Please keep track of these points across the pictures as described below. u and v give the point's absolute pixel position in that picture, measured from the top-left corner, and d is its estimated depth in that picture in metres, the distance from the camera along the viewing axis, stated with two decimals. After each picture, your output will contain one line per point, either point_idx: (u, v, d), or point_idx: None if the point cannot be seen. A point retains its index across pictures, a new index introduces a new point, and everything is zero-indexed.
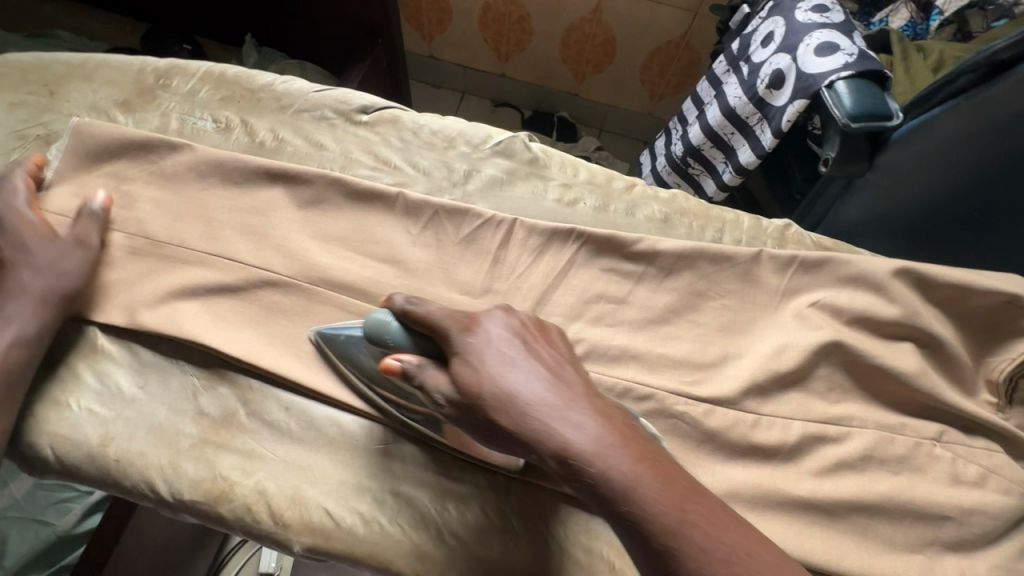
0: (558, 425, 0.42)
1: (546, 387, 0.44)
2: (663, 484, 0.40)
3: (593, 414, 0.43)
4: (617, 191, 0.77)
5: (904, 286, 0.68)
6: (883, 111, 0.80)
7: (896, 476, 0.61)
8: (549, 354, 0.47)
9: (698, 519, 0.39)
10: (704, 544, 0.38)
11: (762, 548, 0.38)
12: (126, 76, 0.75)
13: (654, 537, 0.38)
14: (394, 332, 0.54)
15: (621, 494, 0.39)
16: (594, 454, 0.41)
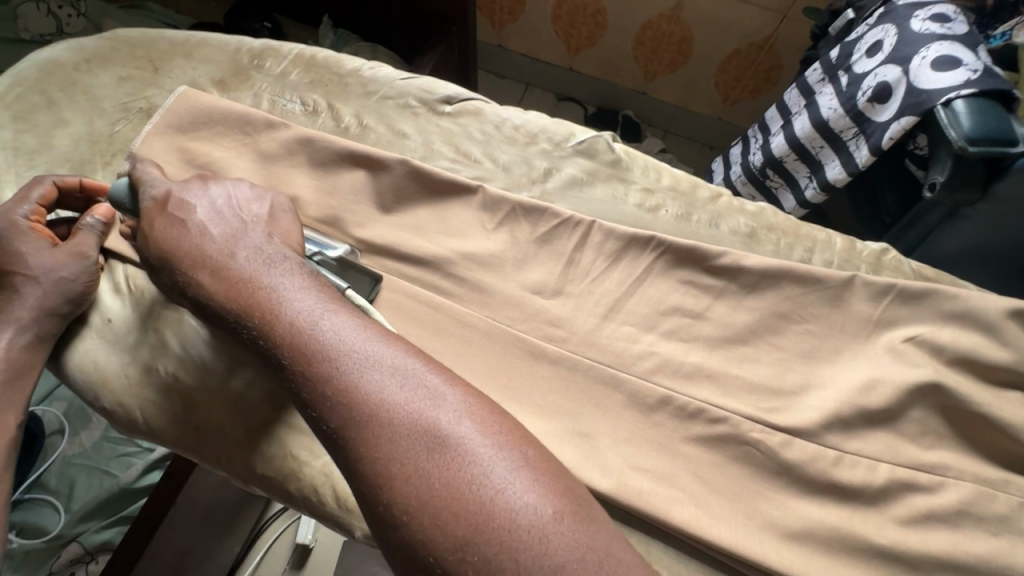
0: (210, 271, 0.50)
1: (216, 239, 0.52)
2: (315, 307, 0.47)
3: (257, 258, 0.51)
4: (700, 201, 0.73)
5: (1018, 329, 0.62)
6: (1007, 136, 0.73)
7: (994, 536, 0.56)
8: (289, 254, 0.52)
9: (372, 356, 0.44)
10: (337, 356, 0.44)
11: (406, 363, 0.44)
12: (223, 55, 0.76)
13: (285, 360, 0.45)
14: (123, 197, 0.60)
15: (260, 321, 0.46)
16: (242, 288, 0.48)
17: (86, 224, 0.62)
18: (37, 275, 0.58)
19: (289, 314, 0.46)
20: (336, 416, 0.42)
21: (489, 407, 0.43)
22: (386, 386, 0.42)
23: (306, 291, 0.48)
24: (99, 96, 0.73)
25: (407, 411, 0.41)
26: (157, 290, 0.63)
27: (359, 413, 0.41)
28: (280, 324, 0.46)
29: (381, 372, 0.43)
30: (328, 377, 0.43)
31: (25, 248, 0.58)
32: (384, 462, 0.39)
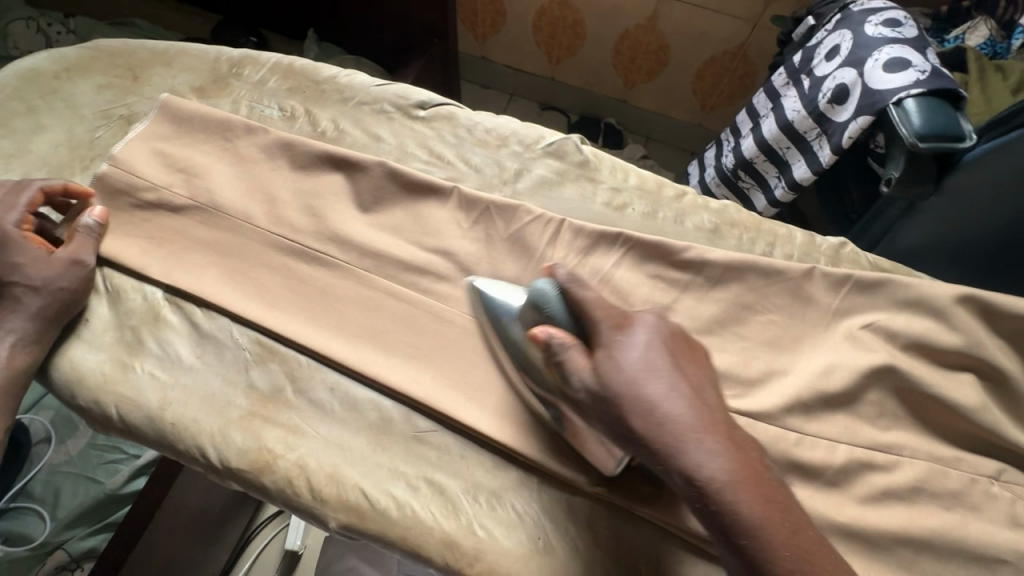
0: (652, 383, 0.47)
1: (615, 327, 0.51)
2: (670, 380, 0.47)
3: (622, 336, 0.50)
4: (666, 199, 0.76)
5: (967, 314, 0.64)
6: (956, 132, 0.77)
7: (947, 511, 0.58)
8: (707, 390, 0.48)
9: (693, 415, 0.46)
10: (683, 427, 0.45)
11: (711, 423, 0.46)
12: (202, 64, 0.79)
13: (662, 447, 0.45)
14: (551, 302, 0.55)
15: (623, 403, 0.47)
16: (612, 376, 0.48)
17: (84, 227, 0.64)
18: (37, 285, 0.59)
19: (686, 428, 0.45)
20: (729, 543, 0.43)
21: (823, 552, 0.43)
22: (723, 458, 0.44)
23: (668, 389, 0.47)
24: (82, 105, 0.75)
25: (720, 467, 0.44)
26: (135, 291, 0.65)
27: (748, 541, 0.42)
28: (673, 446, 0.45)
29: (740, 503, 0.43)
30: (731, 515, 0.43)
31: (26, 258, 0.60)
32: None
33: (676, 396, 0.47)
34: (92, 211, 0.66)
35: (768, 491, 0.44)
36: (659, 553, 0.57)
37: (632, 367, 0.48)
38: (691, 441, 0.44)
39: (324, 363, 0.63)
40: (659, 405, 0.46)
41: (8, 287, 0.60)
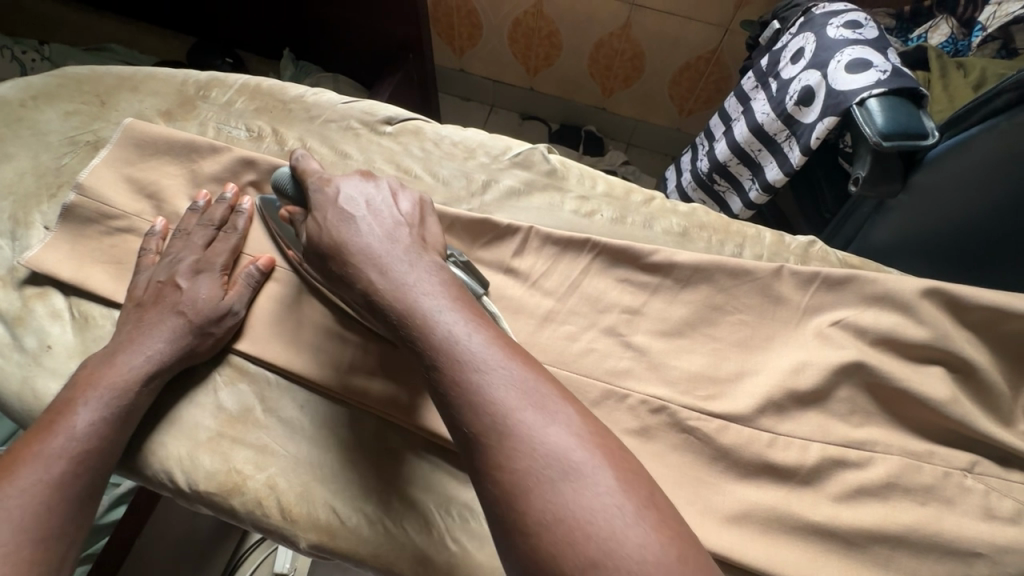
0: (371, 269, 0.52)
1: (375, 237, 0.54)
2: (459, 316, 0.47)
3: (417, 267, 0.52)
4: (634, 204, 0.76)
5: (933, 307, 0.65)
6: (918, 129, 0.76)
7: (921, 506, 0.58)
8: (410, 235, 0.55)
9: (480, 344, 0.45)
10: (478, 362, 0.44)
11: (536, 381, 0.44)
12: (169, 88, 0.79)
13: (440, 364, 0.45)
14: (286, 184, 0.65)
15: (411, 319, 0.48)
16: (396, 291, 0.50)
17: (249, 273, 0.65)
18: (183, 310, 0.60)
19: (385, 258, 0.52)
20: (424, 352, 0.46)
21: (528, 360, 0.46)
22: (518, 399, 0.42)
23: (379, 229, 0.55)
24: (49, 132, 0.75)
25: (512, 399, 0.42)
26: (101, 317, 0.64)
27: (438, 346, 0.46)
28: (371, 274, 0.51)
29: (447, 318, 0.47)
30: (414, 323, 0.48)
31: (204, 288, 0.62)
32: (459, 394, 0.44)
33: (391, 238, 0.54)
34: (259, 258, 0.66)
35: (598, 435, 0.42)
36: None
37: (353, 217, 0.56)
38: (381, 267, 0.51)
39: (292, 381, 0.62)
40: (366, 242, 0.53)
41: (154, 301, 0.61)
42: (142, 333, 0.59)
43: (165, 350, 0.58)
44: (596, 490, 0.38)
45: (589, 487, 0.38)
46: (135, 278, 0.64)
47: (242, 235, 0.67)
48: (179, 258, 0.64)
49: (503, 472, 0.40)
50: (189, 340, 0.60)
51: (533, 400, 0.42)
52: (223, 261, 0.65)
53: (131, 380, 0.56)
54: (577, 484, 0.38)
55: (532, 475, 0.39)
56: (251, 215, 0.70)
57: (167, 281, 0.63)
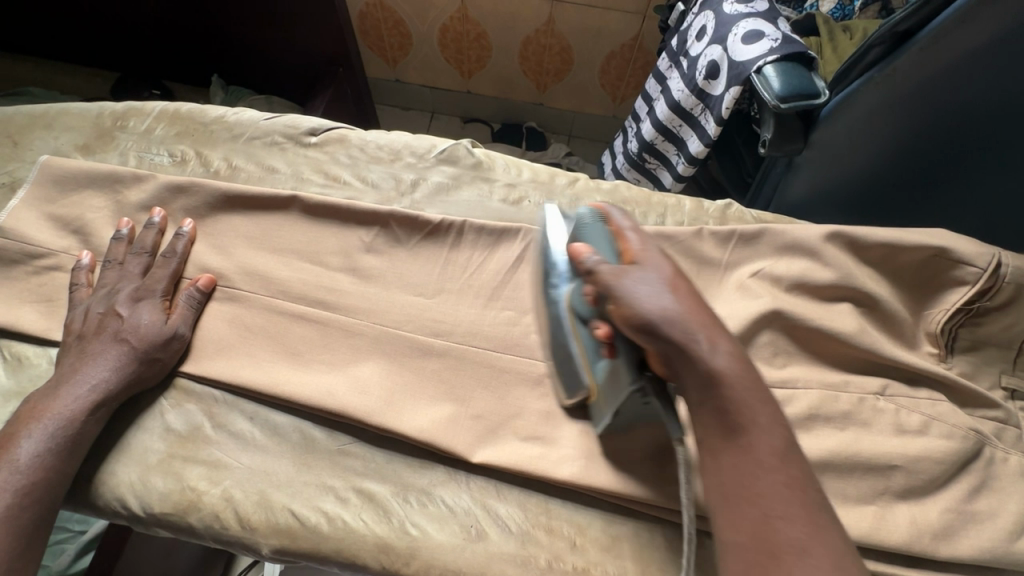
0: (687, 340, 0.46)
1: (675, 308, 0.48)
2: (740, 386, 0.46)
3: (721, 339, 0.47)
4: (559, 187, 0.80)
5: (837, 250, 0.70)
6: (811, 89, 0.81)
7: (841, 431, 0.63)
8: (694, 293, 0.50)
9: (762, 419, 0.45)
10: (779, 451, 0.44)
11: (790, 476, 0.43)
12: (85, 121, 0.79)
13: (736, 430, 0.45)
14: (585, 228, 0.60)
15: (718, 388, 0.46)
16: (706, 366, 0.46)
17: (189, 296, 0.66)
18: (125, 338, 0.61)
19: (683, 321, 0.47)
20: (718, 403, 0.46)
21: (775, 422, 0.46)
22: (783, 493, 0.42)
23: (659, 288, 0.49)
24: None
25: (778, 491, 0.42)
26: (36, 356, 0.64)
27: (740, 414, 0.45)
28: (676, 331, 0.46)
29: (729, 370, 0.46)
30: (717, 384, 0.46)
31: (145, 314, 0.63)
32: (753, 454, 0.44)
33: (667, 295, 0.49)
34: (198, 278, 0.67)
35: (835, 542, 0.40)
36: (587, 520, 0.59)
37: (637, 276, 0.51)
38: (689, 327, 0.47)
39: (239, 396, 0.63)
40: (666, 306, 0.48)
41: (92, 334, 0.62)
42: (85, 364, 0.59)
43: (110, 378, 0.59)
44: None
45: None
46: (72, 312, 0.64)
47: (176, 258, 0.68)
48: (117, 288, 0.65)
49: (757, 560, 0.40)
50: (134, 368, 0.60)
51: (797, 497, 0.42)
52: (162, 286, 0.66)
53: (75, 410, 0.56)
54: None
55: (790, 551, 0.39)
56: (193, 238, 0.70)
57: (107, 312, 0.63)
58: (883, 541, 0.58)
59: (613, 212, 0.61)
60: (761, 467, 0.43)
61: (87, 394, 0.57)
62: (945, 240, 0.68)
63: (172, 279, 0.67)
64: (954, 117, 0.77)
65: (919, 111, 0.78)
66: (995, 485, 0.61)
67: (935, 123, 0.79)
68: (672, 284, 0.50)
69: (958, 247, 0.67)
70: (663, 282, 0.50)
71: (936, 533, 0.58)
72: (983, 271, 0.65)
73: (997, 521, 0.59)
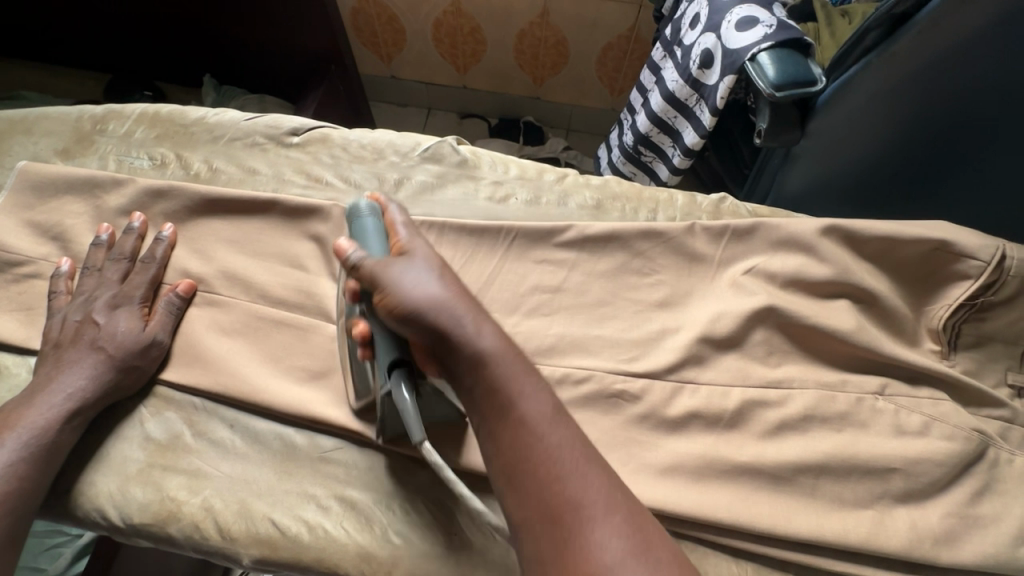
0: (451, 325, 0.47)
1: (439, 293, 0.48)
2: (512, 361, 0.47)
3: (483, 318, 0.48)
4: (547, 183, 0.78)
5: (833, 245, 0.68)
6: (807, 77, 0.78)
7: (838, 433, 0.61)
8: (455, 282, 0.50)
9: (529, 385, 0.47)
10: (546, 415, 0.45)
11: (571, 433, 0.45)
12: (64, 126, 0.78)
13: (502, 406, 0.46)
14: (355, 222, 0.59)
15: (485, 368, 0.46)
16: (473, 350, 0.46)
17: (168, 303, 0.65)
18: (102, 346, 0.60)
19: (448, 304, 0.48)
20: (480, 383, 0.46)
21: (541, 381, 0.48)
22: (563, 460, 0.43)
23: (431, 276, 0.50)
24: None
25: (556, 452, 0.43)
26: (16, 365, 0.63)
27: (495, 385, 0.46)
28: (438, 315, 0.47)
29: (492, 345, 0.47)
30: (478, 362, 0.46)
31: (123, 321, 0.62)
32: (520, 423, 0.45)
33: (443, 283, 0.50)
34: (177, 284, 0.66)
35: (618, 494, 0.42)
36: None
37: (410, 267, 0.51)
38: (451, 308, 0.48)
39: (219, 403, 0.62)
40: (430, 293, 0.48)
41: (69, 343, 0.61)
42: (61, 373, 0.58)
43: (87, 387, 0.58)
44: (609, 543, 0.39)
45: (602, 540, 0.39)
46: (50, 320, 0.63)
47: (155, 264, 0.67)
48: (95, 296, 0.64)
49: (550, 534, 0.40)
50: (112, 376, 0.59)
51: (571, 453, 0.44)
52: (141, 292, 0.65)
53: (50, 419, 0.56)
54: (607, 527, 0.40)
55: (569, 511, 0.40)
56: (173, 243, 0.69)
57: (84, 320, 0.62)
58: (882, 548, 0.56)
59: (390, 205, 0.62)
60: (533, 436, 0.44)
61: (63, 404, 0.57)
62: (947, 232, 0.65)
63: (151, 285, 0.66)
64: (955, 103, 0.74)
65: (918, 97, 0.75)
66: (1000, 488, 0.58)
67: (935, 110, 0.76)
68: (444, 273, 0.51)
69: (961, 240, 0.64)
70: (434, 268, 0.51)
71: (937, 539, 0.56)
72: (986, 264, 0.63)
73: (1002, 526, 0.56)
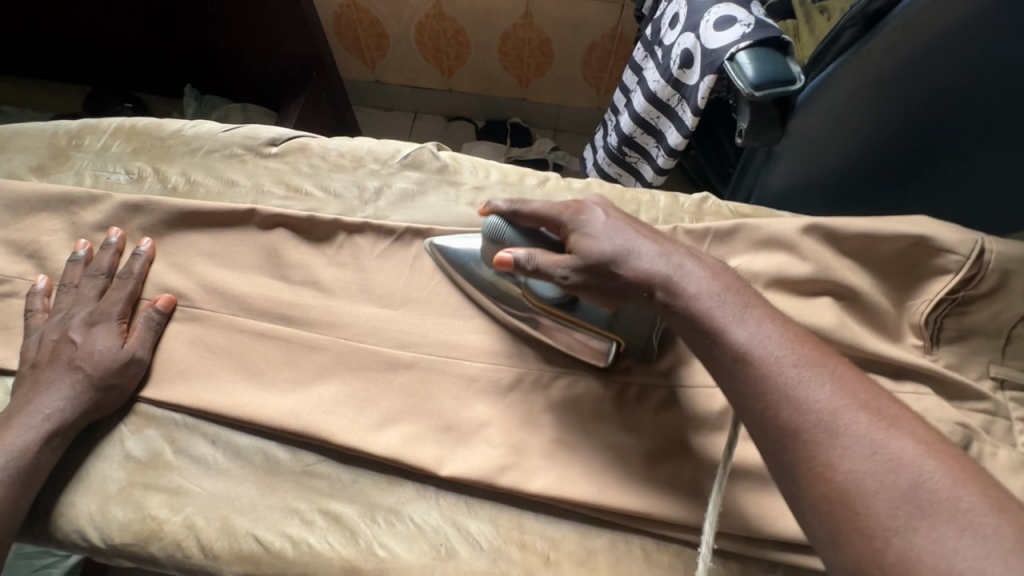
0: (718, 310, 0.47)
1: (684, 268, 0.51)
2: (793, 352, 0.44)
3: (700, 267, 0.51)
4: (529, 188, 0.77)
5: (814, 242, 0.68)
6: (786, 75, 0.78)
7: None
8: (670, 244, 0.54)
9: (818, 374, 0.43)
10: (830, 405, 0.41)
11: (866, 402, 0.41)
12: (40, 142, 0.77)
13: (763, 403, 0.43)
14: (505, 231, 0.61)
15: (753, 357, 0.44)
16: (750, 345, 0.45)
17: (146, 318, 0.64)
18: (80, 364, 0.59)
19: (700, 286, 0.49)
20: (746, 374, 0.45)
21: (830, 354, 0.45)
22: (861, 437, 0.39)
23: (658, 253, 0.52)
24: None
25: (846, 437, 0.39)
26: None
27: (762, 392, 0.43)
28: (699, 304, 0.48)
29: (756, 331, 0.45)
30: (738, 352, 0.45)
31: (100, 339, 0.61)
32: (786, 421, 0.42)
33: (699, 273, 0.50)
34: (156, 299, 0.65)
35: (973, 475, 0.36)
36: (560, 533, 0.57)
37: (683, 263, 0.51)
38: (712, 293, 0.48)
39: (200, 419, 0.62)
40: (696, 283, 0.49)
41: (46, 363, 0.60)
42: (39, 394, 0.58)
43: (66, 407, 0.57)
44: (998, 563, 0.32)
45: (939, 539, 0.34)
46: (27, 340, 0.63)
47: (133, 279, 0.66)
48: (72, 313, 0.63)
49: (852, 533, 0.37)
50: (92, 395, 0.58)
51: (864, 436, 0.39)
52: (118, 309, 0.64)
53: (29, 440, 0.55)
54: (974, 536, 0.33)
55: (882, 526, 0.36)
56: (151, 257, 0.69)
57: (61, 339, 0.61)
58: None
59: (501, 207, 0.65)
60: (814, 429, 0.40)
61: (43, 425, 0.56)
62: (926, 228, 0.66)
63: (128, 301, 0.65)
64: (932, 101, 0.75)
65: (897, 95, 0.75)
66: None
67: (913, 108, 0.76)
68: (667, 248, 0.53)
69: (939, 235, 0.65)
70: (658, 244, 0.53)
71: None
72: (965, 258, 0.63)
73: None
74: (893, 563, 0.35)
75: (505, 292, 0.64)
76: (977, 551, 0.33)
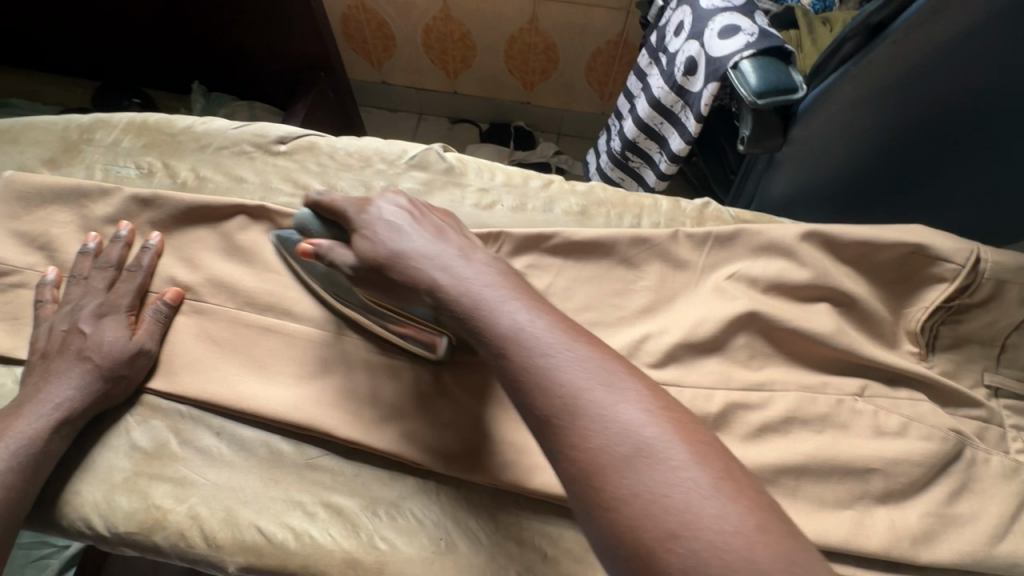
0: (499, 300, 0.49)
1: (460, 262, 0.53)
2: (555, 333, 0.46)
3: (476, 264, 0.53)
4: (533, 190, 0.79)
5: (813, 249, 0.69)
6: (788, 84, 0.79)
7: (820, 434, 0.62)
8: (456, 238, 0.57)
9: (572, 354, 0.45)
10: (578, 378, 0.43)
11: (611, 373, 0.44)
12: (52, 135, 0.78)
13: (526, 383, 0.45)
14: (312, 224, 0.65)
15: (520, 341, 0.46)
16: (511, 331, 0.47)
17: (155, 311, 0.65)
18: (90, 354, 0.60)
19: (473, 277, 0.51)
20: (509, 359, 0.46)
21: (585, 336, 0.47)
22: (604, 403, 0.42)
23: (456, 251, 0.54)
24: None
25: (592, 403, 0.42)
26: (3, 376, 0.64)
27: (529, 373, 0.45)
28: (482, 299, 0.49)
29: (526, 317, 0.47)
30: (500, 338, 0.47)
31: (109, 330, 0.62)
32: (542, 401, 0.44)
33: (482, 268, 0.53)
34: (164, 292, 0.66)
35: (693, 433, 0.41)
36: (560, 530, 0.58)
37: (446, 258, 0.54)
38: (482, 286, 0.50)
39: (205, 411, 0.63)
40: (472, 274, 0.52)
41: (56, 353, 0.61)
42: (49, 383, 0.58)
43: (75, 396, 0.58)
44: (701, 503, 0.37)
45: (682, 483, 0.38)
46: (37, 330, 0.63)
47: (142, 272, 0.67)
48: (82, 304, 0.64)
49: (604, 498, 0.39)
50: (101, 385, 0.59)
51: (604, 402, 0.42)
52: (127, 301, 0.65)
53: (40, 429, 0.56)
54: (681, 484, 0.38)
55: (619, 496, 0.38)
56: (160, 251, 0.69)
57: (71, 329, 0.62)
58: (862, 548, 0.57)
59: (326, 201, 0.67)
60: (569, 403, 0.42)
61: (53, 414, 0.57)
62: (924, 237, 0.67)
63: (137, 294, 0.66)
64: (928, 110, 0.76)
65: (894, 105, 0.76)
66: (977, 487, 0.60)
67: (908, 118, 0.78)
68: (469, 247, 0.55)
69: (936, 244, 0.66)
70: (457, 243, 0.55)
71: (916, 538, 0.57)
72: (962, 267, 0.64)
73: (978, 525, 0.58)
74: (632, 526, 0.37)
75: (332, 283, 0.65)
76: (702, 500, 0.37)
